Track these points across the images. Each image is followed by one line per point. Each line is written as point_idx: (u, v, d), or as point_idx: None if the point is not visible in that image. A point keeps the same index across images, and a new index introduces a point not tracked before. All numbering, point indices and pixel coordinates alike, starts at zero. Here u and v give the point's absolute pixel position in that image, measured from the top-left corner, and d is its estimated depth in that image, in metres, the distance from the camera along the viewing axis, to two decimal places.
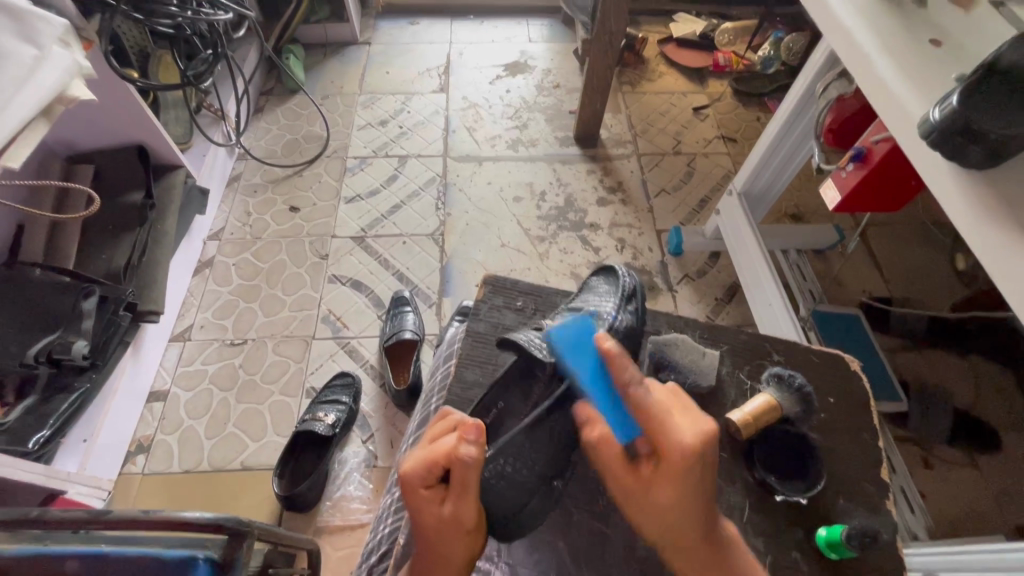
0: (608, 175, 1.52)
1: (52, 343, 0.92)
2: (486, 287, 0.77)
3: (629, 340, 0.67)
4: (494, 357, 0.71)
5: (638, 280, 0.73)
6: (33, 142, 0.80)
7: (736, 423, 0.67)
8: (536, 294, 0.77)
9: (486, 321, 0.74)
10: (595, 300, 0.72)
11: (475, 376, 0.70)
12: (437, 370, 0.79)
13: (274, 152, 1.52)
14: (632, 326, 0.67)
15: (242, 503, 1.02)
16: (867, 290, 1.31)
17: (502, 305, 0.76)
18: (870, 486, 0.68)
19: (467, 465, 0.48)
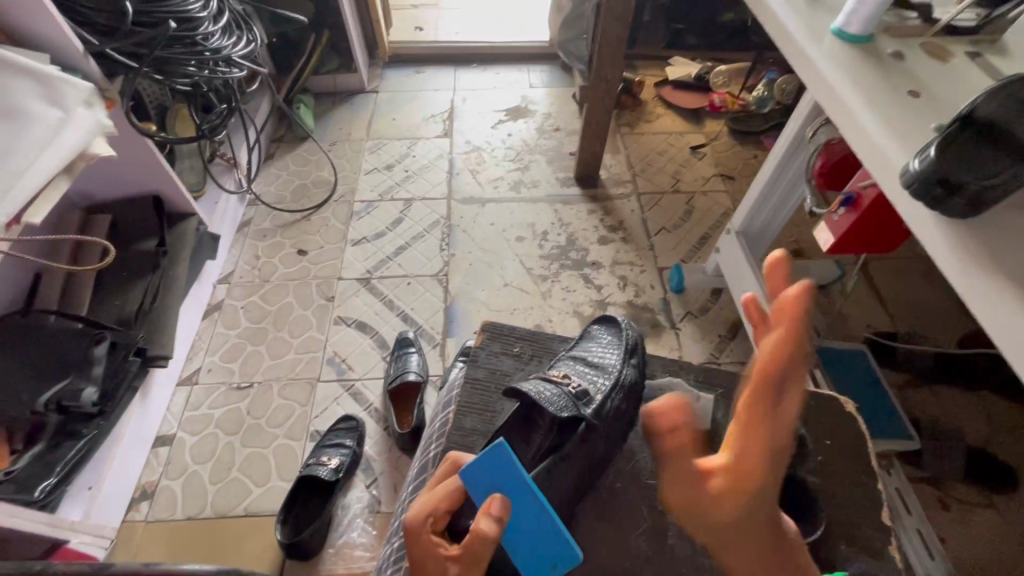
0: (608, 214, 1.55)
1: (62, 391, 0.94)
2: (485, 333, 0.78)
3: (634, 395, 0.69)
4: (493, 405, 0.72)
5: (638, 332, 0.77)
6: (54, 198, 0.84)
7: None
8: (533, 340, 0.79)
9: (484, 367, 0.76)
10: (601, 351, 0.74)
11: (474, 423, 0.70)
12: (436, 416, 0.78)
13: (284, 197, 1.57)
14: (637, 380, 0.71)
15: (243, 551, 1.00)
16: (871, 325, 1.31)
17: (499, 351, 0.77)
18: (874, 533, 0.67)
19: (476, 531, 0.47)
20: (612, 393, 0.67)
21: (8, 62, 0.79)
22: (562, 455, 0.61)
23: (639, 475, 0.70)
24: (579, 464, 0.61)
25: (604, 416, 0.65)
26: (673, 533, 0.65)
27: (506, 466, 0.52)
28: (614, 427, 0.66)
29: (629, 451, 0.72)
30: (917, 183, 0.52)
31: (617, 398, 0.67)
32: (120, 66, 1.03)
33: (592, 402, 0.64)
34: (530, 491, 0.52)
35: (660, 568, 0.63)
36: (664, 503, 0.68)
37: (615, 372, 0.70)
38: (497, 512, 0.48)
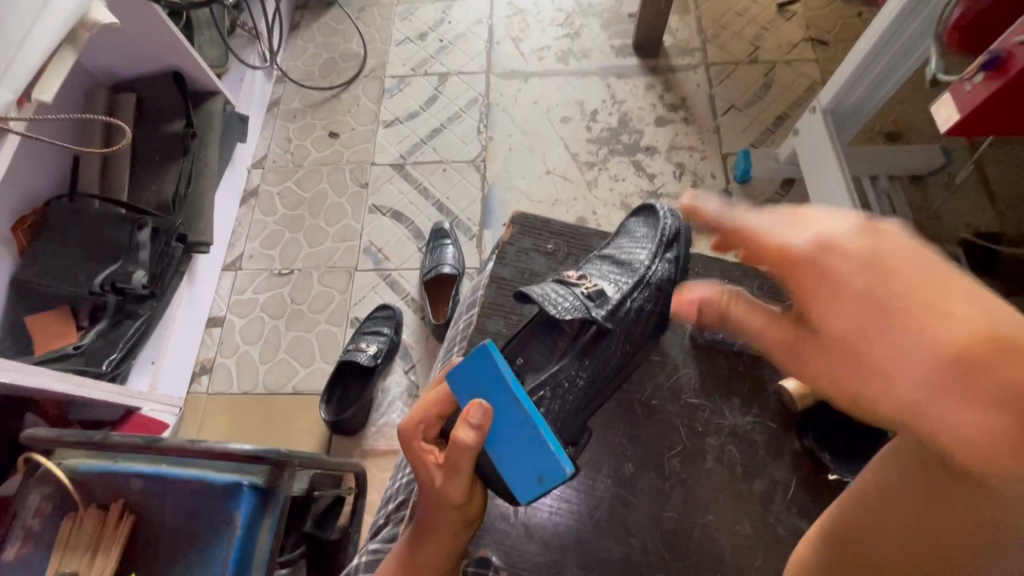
0: (670, 90, 1.35)
1: (115, 273, 0.97)
2: (515, 226, 0.72)
3: (665, 293, 0.63)
4: (519, 307, 0.67)
5: (682, 223, 0.67)
6: (62, 73, 0.79)
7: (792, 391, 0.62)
8: (569, 235, 0.72)
9: (512, 265, 0.70)
10: (631, 247, 0.66)
11: (499, 326, 0.66)
12: (460, 315, 0.74)
13: (312, 73, 1.46)
14: (670, 277, 0.63)
15: (295, 424, 1.08)
16: (971, 225, 1.14)
17: (531, 248, 0.71)
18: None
19: (456, 446, 0.46)
20: (633, 292, 0.61)
21: None
22: (584, 363, 0.56)
23: (673, 387, 0.65)
24: (599, 370, 0.57)
25: (622, 316, 0.59)
26: (711, 458, 0.62)
27: (491, 372, 0.49)
28: (638, 329, 0.60)
29: (670, 363, 0.67)
30: None
31: (641, 297, 0.61)
32: None
33: (606, 301, 0.59)
34: (515, 398, 0.48)
35: (694, 488, 0.61)
36: (706, 424, 0.64)
37: (643, 269, 0.62)
38: (477, 418, 0.46)
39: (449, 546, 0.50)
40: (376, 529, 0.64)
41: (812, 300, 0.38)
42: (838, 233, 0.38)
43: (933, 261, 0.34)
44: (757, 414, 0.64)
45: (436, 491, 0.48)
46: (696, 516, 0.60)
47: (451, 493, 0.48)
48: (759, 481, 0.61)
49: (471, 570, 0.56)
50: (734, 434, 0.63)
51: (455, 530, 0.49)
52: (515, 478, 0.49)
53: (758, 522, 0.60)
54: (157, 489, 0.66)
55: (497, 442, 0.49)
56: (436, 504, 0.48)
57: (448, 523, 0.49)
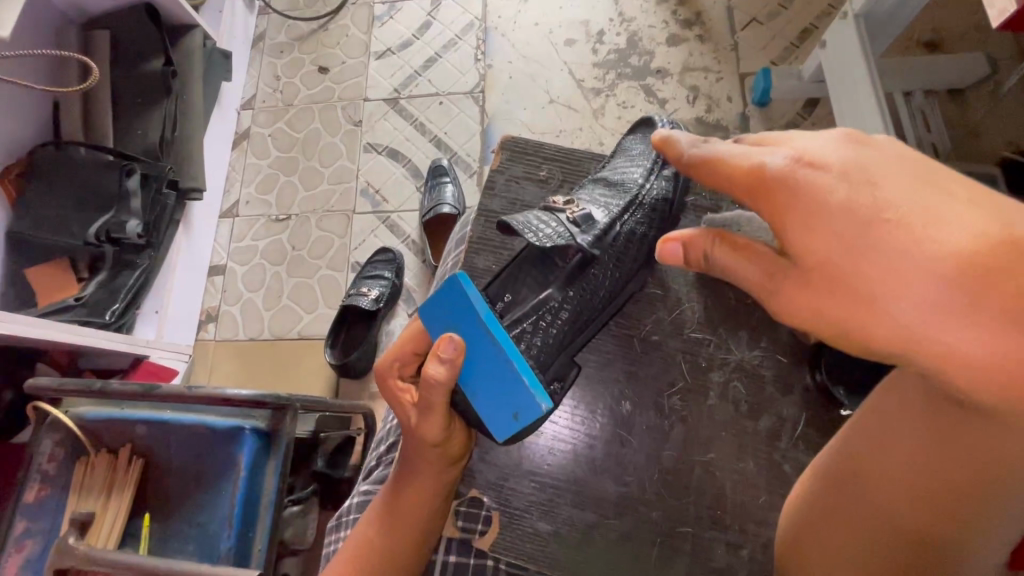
0: (684, 3, 1.22)
1: (108, 223, 0.95)
2: (504, 152, 0.66)
3: (658, 216, 0.60)
4: (509, 241, 0.63)
5: None
6: (18, 4, 0.73)
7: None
8: (563, 160, 0.67)
9: (502, 196, 0.65)
10: (626, 168, 0.63)
11: (488, 263, 0.63)
12: (450, 251, 0.71)
13: (296, 1, 1.35)
14: (665, 198, 0.60)
15: (302, 369, 1.09)
16: (1014, 142, 1.05)
17: (522, 176, 0.66)
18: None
19: (427, 386, 0.46)
20: (623, 214, 0.58)
21: None
22: (568, 291, 0.54)
23: (677, 323, 0.62)
24: (587, 297, 0.56)
25: (611, 240, 0.57)
26: (714, 395, 0.60)
27: (462, 306, 0.47)
28: (628, 254, 0.58)
29: (672, 296, 0.63)
30: None
31: (633, 220, 0.59)
32: None
33: (594, 225, 0.57)
34: (489, 331, 0.46)
35: (696, 427, 0.59)
36: (710, 360, 0.61)
37: (637, 189, 0.60)
38: (449, 353, 0.45)
39: (432, 483, 0.51)
40: (370, 469, 0.64)
41: (791, 224, 0.36)
42: (814, 149, 0.37)
43: (914, 172, 0.34)
44: (766, 347, 0.61)
45: (414, 428, 0.49)
46: (698, 454, 0.58)
47: (427, 430, 0.48)
48: (766, 418, 0.59)
49: (462, 509, 0.57)
50: (741, 369, 0.61)
51: (437, 467, 0.50)
52: (489, 414, 0.47)
53: (764, 461, 0.58)
54: (162, 435, 0.66)
55: (474, 380, 0.47)
56: (414, 442, 0.49)
57: (429, 460, 0.50)
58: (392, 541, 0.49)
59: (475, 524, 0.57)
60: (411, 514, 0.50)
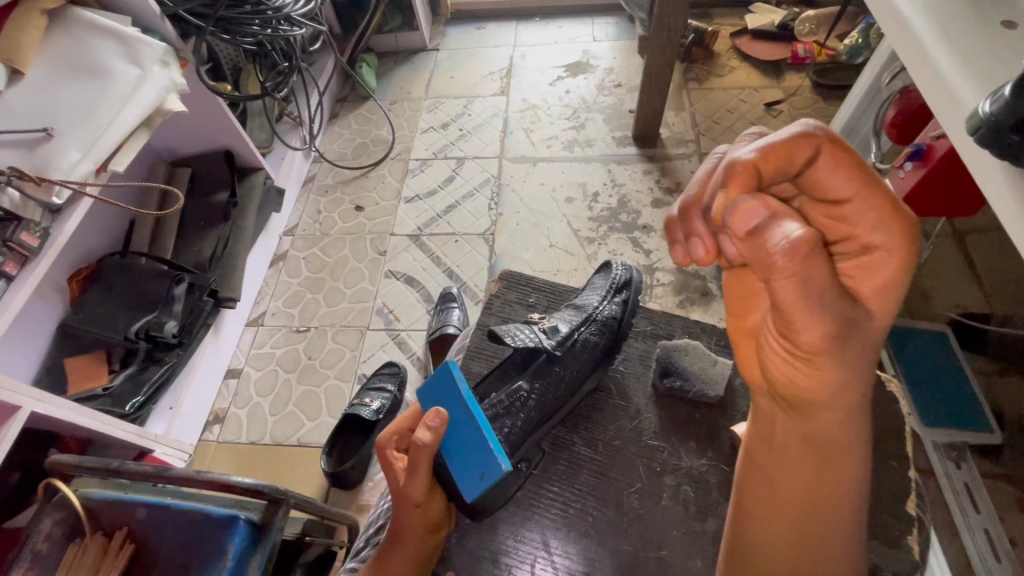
0: (665, 175, 1.47)
1: (150, 322, 1.07)
2: (502, 282, 0.79)
3: (610, 330, 0.73)
4: (497, 350, 0.74)
5: (633, 275, 0.78)
6: (135, 150, 0.93)
7: (739, 435, 0.65)
8: (550, 291, 0.79)
9: (497, 315, 0.77)
10: (586, 294, 0.77)
11: (481, 367, 0.73)
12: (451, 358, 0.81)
13: (345, 154, 1.64)
14: (616, 316, 0.74)
15: (295, 475, 1.11)
16: (960, 305, 1.18)
17: (516, 300, 0.78)
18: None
19: (416, 445, 0.52)
20: (580, 326, 0.71)
21: (97, 26, 0.92)
22: (534, 384, 0.65)
23: (642, 434, 0.68)
24: (550, 393, 0.66)
25: (571, 346, 0.69)
26: (666, 496, 0.64)
27: (450, 385, 0.56)
28: (588, 357, 0.70)
29: (632, 407, 0.71)
30: (983, 130, 0.44)
31: (588, 331, 0.72)
32: (192, 27, 1.11)
33: (557, 333, 0.69)
34: (469, 411, 0.54)
35: (650, 525, 0.62)
36: (664, 465, 0.66)
37: (592, 310, 0.74)
38: (434, 423, 0.53)
39: (413, 550, 0.54)
40: (355, 550, 0.66)
41: (791, 307, 0.39)
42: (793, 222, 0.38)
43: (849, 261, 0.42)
44: (711, 458, 0.66)
45: (401, 491, 0.54)
46: (650, 550, 0.61)
47: (411, 492, 0.53)
48: (711, 520, 0.62)
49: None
50: (689, 475, 0.65)
51: (418, 534, 0.54)
52: (462, 480, 0.53)
53: (709, 560, 0.60)
54: (161, 519, 0.70)
55: (453, 449, 0.55)
56: (400, 506, 0.53)
57: (412, 524, 0.54)
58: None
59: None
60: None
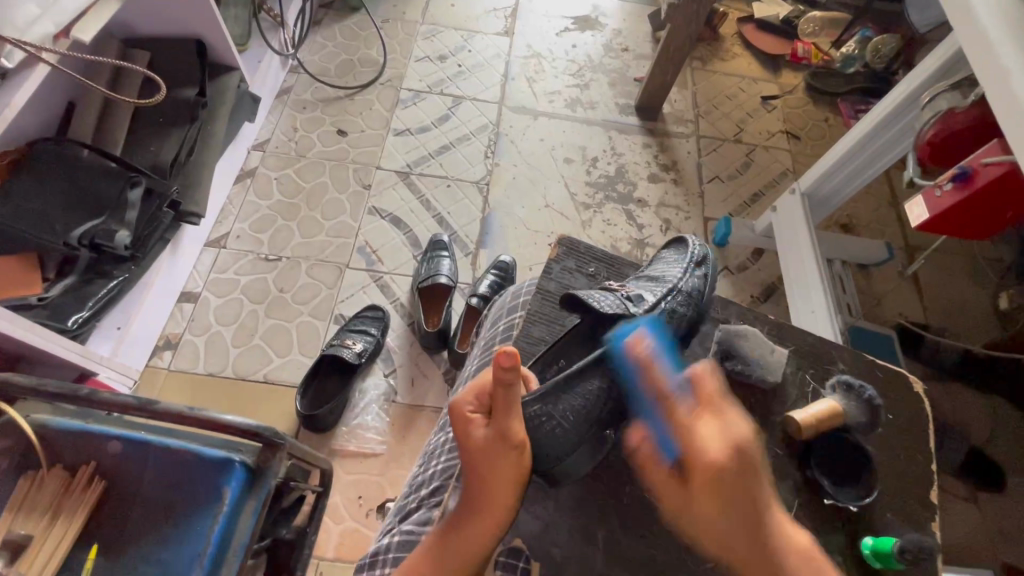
0: (663, 152, 1.47)
1: (96, 228, 0.91)
2: (561, 247, 0.72)
3: (693, 304, 0.65)
4: (562, 317, 0.67)
5: (709, 252, 0.71)
6: (103, 18, 0.77)
7: (797, 423, 0.61)
8: (610, 262, 0.73)
9: (557, 281, 0.70)
10: (662, 266, 0.70)
11: (543, 333, 0.66)
12: (500, 319, 0.76)
13: (327, 70, 1.47)
14: (699, 287, 0.66)
15: (261, 413, 1.04)
16: (903, 313, 1.31)
17: (574, 269, 0.71)
18: (924, 508, 0.62)
19: (500, 390, 0.48)
20: (665, 296, 0.64)
21: None
22: None
23: None
24: None
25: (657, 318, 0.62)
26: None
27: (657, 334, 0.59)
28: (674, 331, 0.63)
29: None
30: None
31: (672, 303, 0.64)
32: None
33: (643, 302, 0.63)
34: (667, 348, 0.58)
35: None
36: None
37: (673, 281, 0.66)
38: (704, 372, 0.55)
39: (506, 500, 0.49)
40: (406, 511, 0.64)
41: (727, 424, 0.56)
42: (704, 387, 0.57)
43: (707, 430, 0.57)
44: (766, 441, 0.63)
45: (494, 437, 0.49)
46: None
47: (510, 435, 0.49)
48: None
49: (503, 558, 0.55)
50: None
51: (513, 482, 0.49)
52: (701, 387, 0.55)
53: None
54: (139, 455, 0.62)
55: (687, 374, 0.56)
56: (492, 454, 0.49)
57: (505, 472, 0.49)
58: (465, 556, 0.48)
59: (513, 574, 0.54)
60: (481, 531, 0.48)
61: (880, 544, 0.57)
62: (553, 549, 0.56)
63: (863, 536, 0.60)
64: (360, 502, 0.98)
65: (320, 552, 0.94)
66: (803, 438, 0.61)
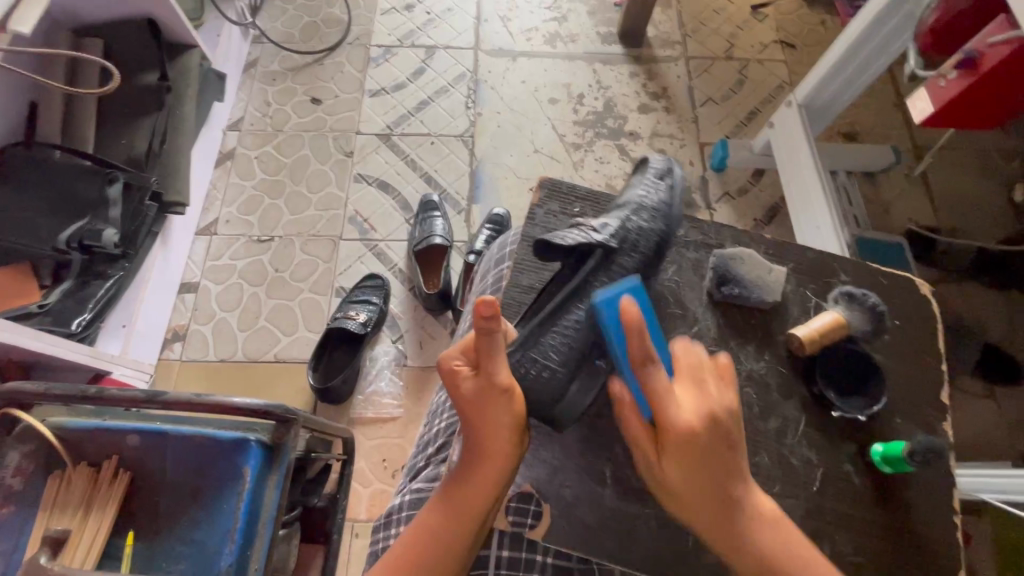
0: (652, 79, 1.40)
1: (82, 229, 0.89)
2: (542, 190, 0.69)
3: (663, 216, 0.61)
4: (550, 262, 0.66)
5: (672, 160, 0.67)
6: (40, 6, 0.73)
7: (800, 339, 0.61)
8: (595, 200, 0.70)
9: (541, 226, 0.68)
10: (628, 188, 0.66)
11: (532, 281, 0.66)
12: (489, 273, 0.76)
13: (292, 35, 1.40)
14: (668, 201, 0.62)
15: (278, 391, 1.06)
16: (914, 219, 1.26)
17: (558, 211, 0.69)
18: (930, 407, 0.62)
19: (482, 337, 0.46)
20: (629, 216, 0.60)
21: None
22: (593, 282, 0.57)
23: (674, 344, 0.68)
24: (616, 289, 0.58)
25: (624, 238, 0.59)
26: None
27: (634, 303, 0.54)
28: (642, 250, 0.59)
29: (689, 314, 0.64)
30: None
31: (638, 220, 0.60)
32: None
33: (607, 227, 0.59)
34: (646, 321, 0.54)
35: None
36: None
37: (638, 199, 0.62)
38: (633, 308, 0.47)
39: (506, 445, 0.49)
40: (416, 470, 0.66)
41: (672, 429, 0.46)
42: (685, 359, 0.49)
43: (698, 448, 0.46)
44: (769, 359, 0.63)
45: (481, 389, 0.48)
46: None
47: (496, 384, 0.48)
48: (773, 418, 0.60)
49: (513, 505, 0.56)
50: (750, 378, 0.62)
51: (511, 427, 0.48)
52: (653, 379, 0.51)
53: (774, 455, 0.59)
54: (157, 445, 0.63)
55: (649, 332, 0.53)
56: (484, 404, 0.48)
57: (499, 420, 0.48)
58: (473, 501, 0.49)
59: (525, 519, 0.58)
60: (489, 477, 0.49)
61: (891, 449, 0.57)
62: (564, 490, 0.57)
63: (873, 444, 0.60)
64: (385, 464, 1.01)
65: (353, 515, 0.98)
66: (807, 355, 0.61)
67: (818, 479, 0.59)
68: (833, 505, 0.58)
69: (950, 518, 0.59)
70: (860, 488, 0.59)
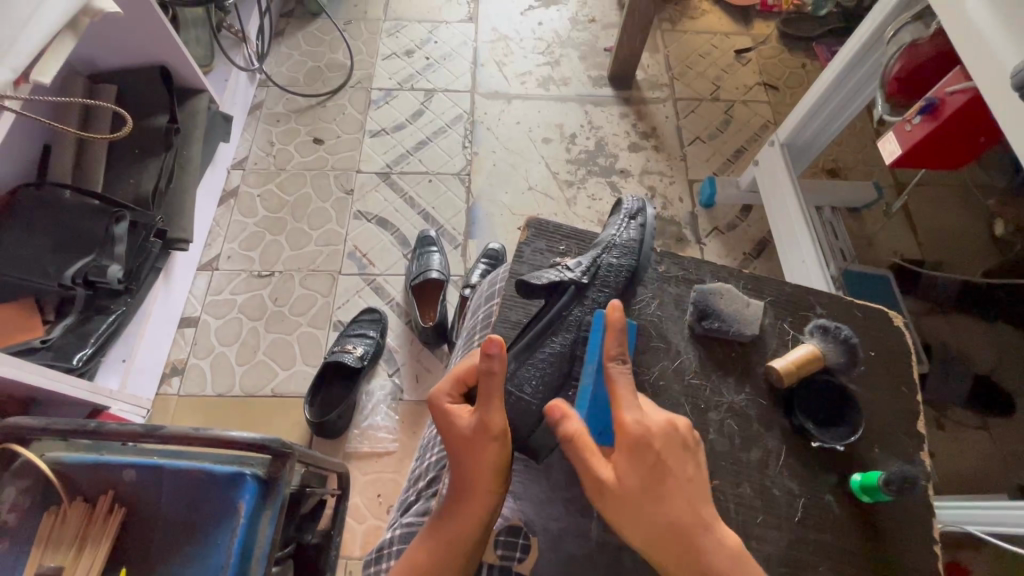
0: (641, 119, 1.46)
1: (87, 266, 0.91)
2: (529, 230, 0.73)
3: (633, 252, 0.64)
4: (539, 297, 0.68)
5: (643, 198, 0.69)
6: (60, 57, 0.78)
7: (778, 371, 0.62)
8: (582, 238, 0.73)
9: (529, 263, 0.71)
10: (602, 227, 0.69)
11: (520, 316, 0.67)
12: (480, 308, 0.78)
13: (296, 79, 1.47)
14: (638, 237, 0.65)
15: (274, 425, 1.06)
16: (899, 252, 1.30)
17: (545, 249, 0.72)
18: (909, 438, 0.64)
19: (488, 377, 0.50)
20: (600, 253, 0.63)
21: None
22: (569, 317, 0.60)
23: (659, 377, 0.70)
24: (591, 323, 0.60)
25: (596, 274, 0.62)
26: (712, 431, 0.62)
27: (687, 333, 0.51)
28: (613, 285, 0.62)
29: (672, 348, 0.66)
30: None
31: (609, 256, 0.63)
32: None
33: (580, 264, 0.62)
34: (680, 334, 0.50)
35: None
36: (706, 402, 0.64)
37: (609, 236, 0.65)
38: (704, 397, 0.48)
39: (492, 486, 0.51)
40: (407, 504, 0.66)
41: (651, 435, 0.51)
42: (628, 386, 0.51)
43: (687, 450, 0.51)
44: (749, 393, 0.64)
45: (476, 428, 0.51)
46: None
47: (490, 426, 0.51)
48: (756, 451, 0.62)
49: (502, 538, 0.57)
50: (732, 410, 0.63)
51: (497, 469, 0.51)
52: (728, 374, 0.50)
53: (758, 487, 0.60)
54: (152, 480, 0.64)
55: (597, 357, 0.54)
56: (475, 443, 0.51)
57: (488, 460, 0.50)
58: (456, 542, 0.50)
59: (514, 552, 0.56)
60: (473, 516, 0.50)
61: (868, 479, 0.58)
62: (551, 525, 0.58)
63: (852, 474, 0.61)
64: (379, 499, 1.01)
65: (347, 552, 0.97)
66: (787, 387, 0.63)
67: (802, 511, 0.60)
68: (817, 537, 0.59)
69: (933, 549, 0.60)
70: (845, 520, 0.60)
